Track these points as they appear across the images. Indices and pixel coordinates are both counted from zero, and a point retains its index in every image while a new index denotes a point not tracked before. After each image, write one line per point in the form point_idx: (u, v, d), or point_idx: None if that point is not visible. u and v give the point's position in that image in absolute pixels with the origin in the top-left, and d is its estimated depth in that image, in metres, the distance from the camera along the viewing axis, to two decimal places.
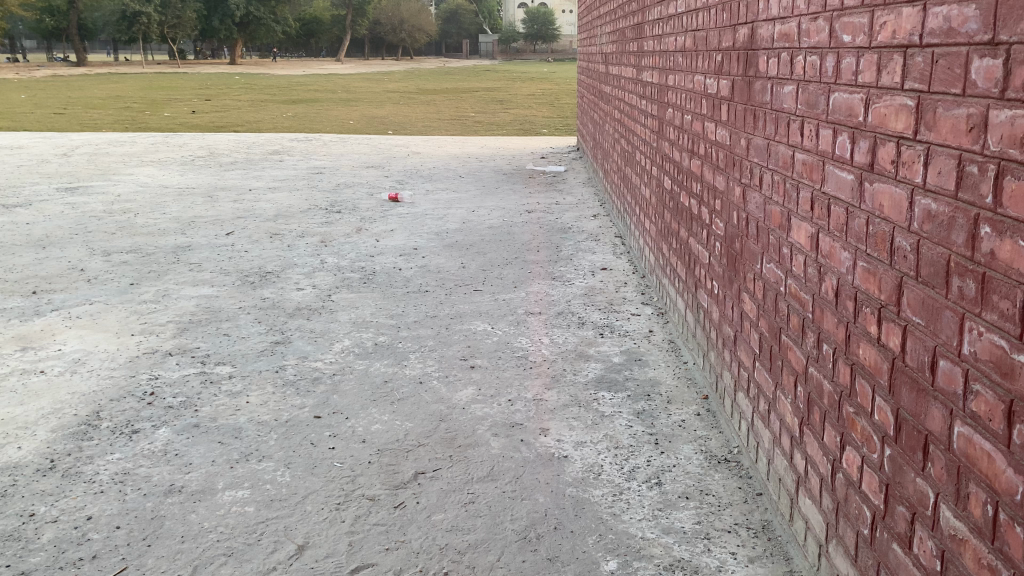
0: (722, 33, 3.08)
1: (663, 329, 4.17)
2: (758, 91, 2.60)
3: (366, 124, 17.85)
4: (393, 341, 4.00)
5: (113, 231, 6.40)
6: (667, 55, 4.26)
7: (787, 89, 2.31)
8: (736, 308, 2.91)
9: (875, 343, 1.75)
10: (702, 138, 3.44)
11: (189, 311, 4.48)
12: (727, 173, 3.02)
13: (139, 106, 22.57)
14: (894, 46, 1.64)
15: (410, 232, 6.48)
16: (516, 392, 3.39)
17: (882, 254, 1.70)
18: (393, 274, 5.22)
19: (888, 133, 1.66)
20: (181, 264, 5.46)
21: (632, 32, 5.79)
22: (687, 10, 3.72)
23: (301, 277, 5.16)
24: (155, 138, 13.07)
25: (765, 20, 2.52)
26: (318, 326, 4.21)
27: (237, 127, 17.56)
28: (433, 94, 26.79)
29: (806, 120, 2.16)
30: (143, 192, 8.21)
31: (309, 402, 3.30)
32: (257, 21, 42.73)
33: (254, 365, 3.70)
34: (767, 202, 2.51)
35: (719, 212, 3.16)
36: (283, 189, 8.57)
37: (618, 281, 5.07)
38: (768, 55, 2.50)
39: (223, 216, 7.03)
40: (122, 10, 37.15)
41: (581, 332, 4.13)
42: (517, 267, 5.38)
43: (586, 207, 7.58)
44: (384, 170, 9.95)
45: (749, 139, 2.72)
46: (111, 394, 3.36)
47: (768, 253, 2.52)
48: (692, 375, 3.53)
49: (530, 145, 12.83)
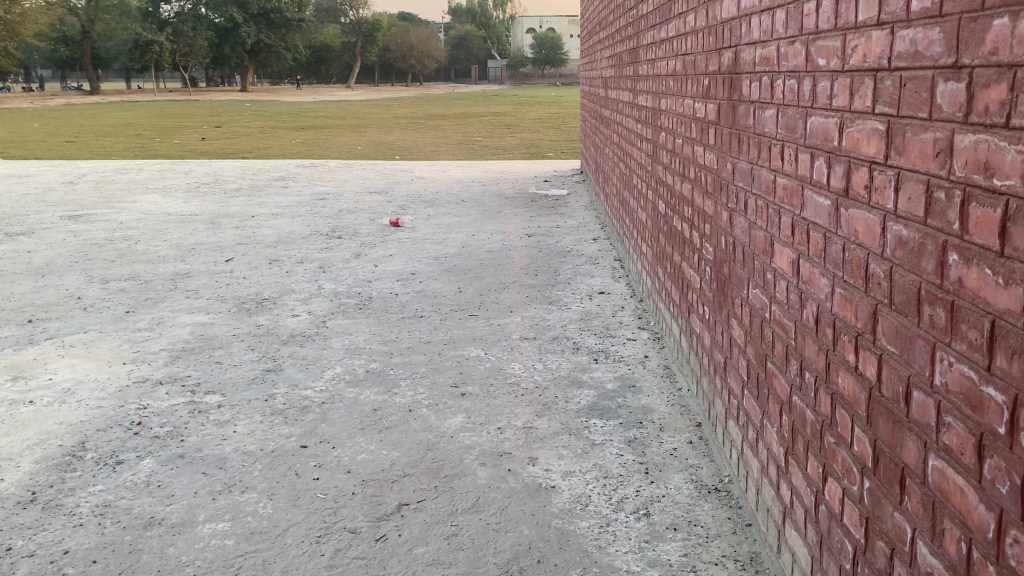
0: (708, 57, 3.07)
1: (658, 354, 4.12)
2: (741, 115, 2.57)
3: (373, 149, 17.97)
4: (385, 368, 3.98)
5: (113, 259, 6.43)
6: (660, 79, 4.25)
7: (768, 113, 2.28)
8: (726, 334, 2.87)
9: (854, 372, 1.71)
10: (693, 162, 3.41)
11: (183, 338, 4.47)
12: (715, 197, 2.99)
13: (149, 133, 22.81)
14: (865, 69, 1.61)
15: (409, 257, 6.48)
16: (506, 419, 3.35)
17: (858, 280, 1.66)
18: (389, 300, 5.21)
19: (862, 158, 1.63)
20: (178, 291, 5.47)
21: (628, 56, 5.81)
22: (677, 34, 3.72)
23: (297, 304, 5.16)
24: (161, 166, 13.17)
25: (747, 43, 2.50)
26: (311, 353, 4.19)
27: (245, 153, 17.72)
28: (440, 119, 27.05)
29: (786, 144, 2.13)
30: (146, 219, 8.26)
31: (297, 431, 3.27)
32: (267, 49, 43.23)
33: (243, 393, 3.68)
34: (752, 227, 2.48)
35: (708, 237, 3.13)
36: (286, 215, 8.61)
37: (615, 305, 5.03)
38: (750, 79, 2.48)
39: (223, 242, 7.05)
40: (133, 40, 37.67)
41: (575, 357, 4.09)
42: (514, 291, 5.36)
43: (586, 230, 7.57)
44: (387, 195, 9.97)
45: (734, 164, 2.69)
46: (98, 425, 3.33)
47: (753, 279, 2.48)
48: (685, 402, 3.48)
49: (534, 169, 12.86)
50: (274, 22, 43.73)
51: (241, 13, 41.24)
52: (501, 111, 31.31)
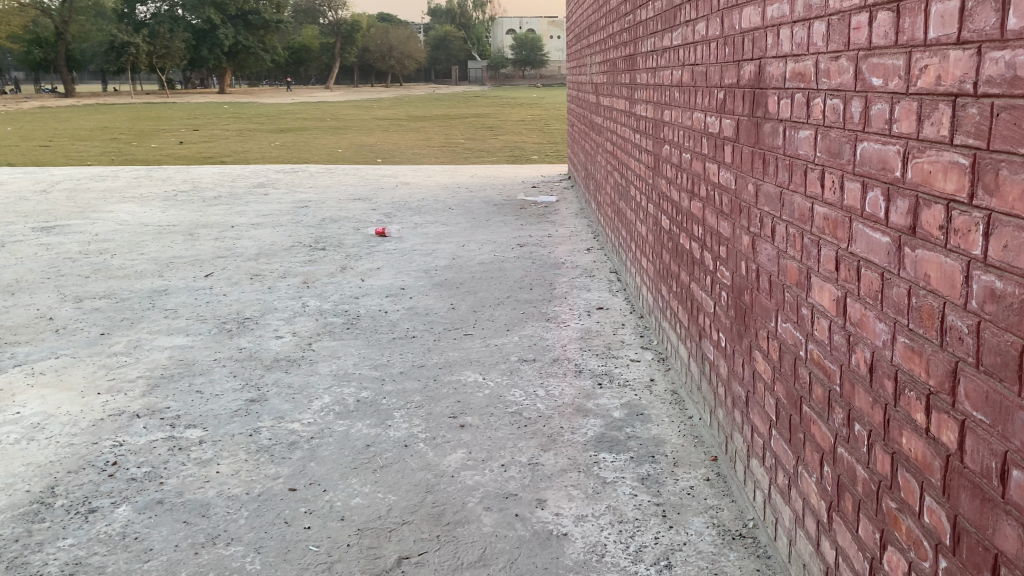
0: (724, 68, 2.87)
1: (664, 377, 3.92)
2: (768, 133, 2.38)
3: (355, 153, 17.69)
4: (377, 396, 3.75)
5: (87, 274, 6.14)
6: (662, 89, 4.07)
7: (803, 134, 2.09)
8: (748, 367, 2.68)
9: (923, 435, 1.52)
10: (704, 179, 3.22)
11: (161, 364, 4.22)
12: (733, 219, 2.79)
13: (125, 137, 22.38)
14: (939, 93, 1.42)
15: (397, 270, 6.24)
16: (509, 455, 3.14)
17: (930, 332, 1.47)
18: (378, 318, 4.98)
19: (935, 194, 1.44)
20: (156, 311, 5.20)
21: (622, 63, 5.62)
22: (683, 42, 3.53)
23: (281, 324, 4.91)
24: (137, 172, 12.83)
25: (775, 56, 2.30)
26: (297, 381, 3.96)
27: (224, 157, 17.39)
28: (423, 121, 26.77)
29: (827, 170, 1.93)
30: (122, 230, 7.97)
31: (285, 472, 3.04)
32: (245, 50, 42.74)
33: (226, 427, 3.44)
34: (781, 256, 2.29)
35: (724, 260, 2.93)
36: (267, 224, 8.33)
37: (615, 322, 4.83)
38: (779, 95, 2.29)
39: (202, 256, 6.78)
40: (109, 41, 37.13)
41: (578, 382, 3.88)
42: (509, 308, 5.15)
43: (578, 240, 7.36)
44: (372, 203, 9.73)
45: (758, 185, 2.50)
46: (69, 466, 3.08)
47: (783, 312, 2.29)
48: (698, 433, 3.28)
49: (521, 174, 12.64)
50: (252, 23, 43.29)
51: (219, 15, 40.77)
52: (484, 113, 31.05)
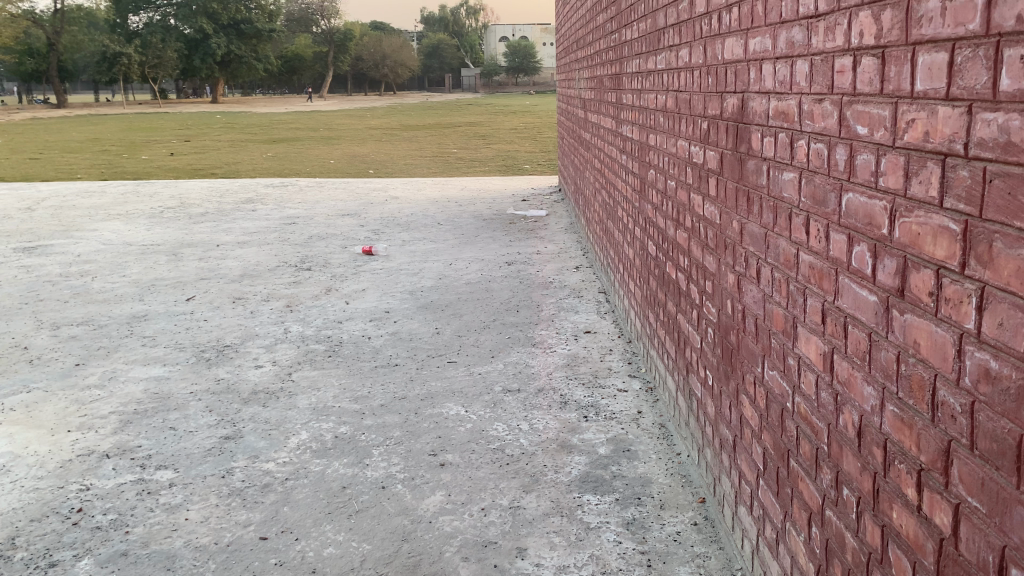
0: (707, 98, 2.78)
1: (652, 409, 3.82)
2: (751, 171, 2.28)
3: (347, 163, 17.55)
4: (356, 433, 3.63)
5: (66, 299, 6.03)
6: (647, 112, 3.99)
7: (787, 176, 1.99)
8: (734, 410, 2.57)
9: (915, 512, 1.41)
10: (689, 210, 3.12)
11: (136, 398, 4.10)
12: (718, 254, 2.70)
13: (117, 149, 22.27)
14: (927, 150, 1.32)
15: (383, 292, 6.13)
16: (490, 497, 3.03)
17: (920, 403, 1.37)
18: (361, 345, 4.87)
19: (924, 258, 1.34)
20: (134, 338, 5.09)
21: (609, 82, 5.54)
22: (667, 66, 3.44)
23: (261, 351, 4.80)
24: (124, 188, 12.69)
25: (758, 92, 2.21)
26: (275, 415, 3.84)
27: (215, 169, 17.23)
28: (416, 130, 26.68)
29: (813, 218, 1.84)
30: (104, 251, 7.85)
31: (256, 519, 2.93)
32: (237, 61, 42.62)
33: (199, 468, 3.33)
34: (766, 300, 2.20)
35: (710, 296, 2.83)
36: (253, 243, 8.22)
37: (603, 347, 4.73)
38: (762, 132, 2.19)
39: (185, 278, 6.67)
40: (102, 53, 37.03)
41: (563, 415, 3.77)
42: (495, 332, 5.04)
43: (567, 257, 7.26)
44: (359, 219, 9.61)
45: (742, 223, 2.40)
46: (30, 514, 2.97)
47: (770, 359, 2.18)
48: (686, 472, 3.18)
49: (512, 186, 12.53)
50: (244, 33, 43.19)
51: (211, 26, 40.70)
52: (476, 122, 30.90)
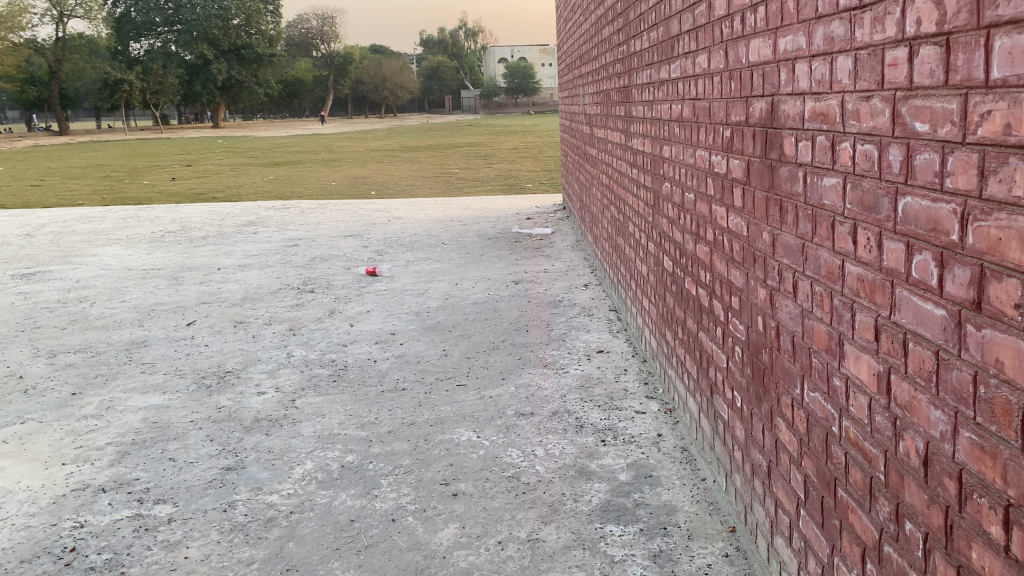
0: (729, 104, 2.65)
1: (672, 432, 3.66)
2: (785, 178, 2.14)
3: (350, 185, 17.45)
4: (363, 461, 3.47)
5: (64, 326, 5.87)
6: (660, 123, 3.86)
7: (829, 181, 1.85)
8: (768, 434, 2.41)
9: (1001, 553, 1.25)
10: (711, 222, 2.97)
11: (134, 428, 3.95)
12: (746, 269, 2.55)
13: (118, 174, 22.27)
14: (1008, 145, 1.18)
15: (388, 313, 5.98)
16: (506, 530, 2.87)
17: (1006, 430, 1.22)
18: (366, 369, 4.71)
19: (1007, 266, 1.19)
20: (133, 365, 4.94)
21: (616, 95, 5.43)
22: (682, 74, 3.32)
23: (264, 377, 4.65)
24: (125, 212, 12.59)
25: (791, 94, 2.07)
26: (278, 444, 3.68)
27: (217, 192, 17.18)
28: (417, 151, 26.64)
29: (861, 226, 1.69)
30: (104, 276, 7.72)
31: (259, 556, 2.77)
32: (238, 86, 42.75)
33: (199, 502, 3.16)
34: (804, 316, 2.05)
35: (737, 313, 2.68)
36: (254, 266, 8.09)
37: (617, 367, 4.57)
38: (796, 137, 2.05)
39: (186, 302, 6.53)
40: (104, 79, 37.18)
41: (580, 439, 3.60)
42: (504, 353, 4.88)
43: (575, 275, 7.11)
44: (362, 240, 9.48)
45: (774, 234, 2.26)
46: (21, 555, 2.80)
47: (810, 379, 2.03)
48: (713, 499, 3.01)
49: (516, 204, 12.41)
50: (245, 58, 43.38)
51: (211, 51, 40.87)
52: (477, 141, 30.92)
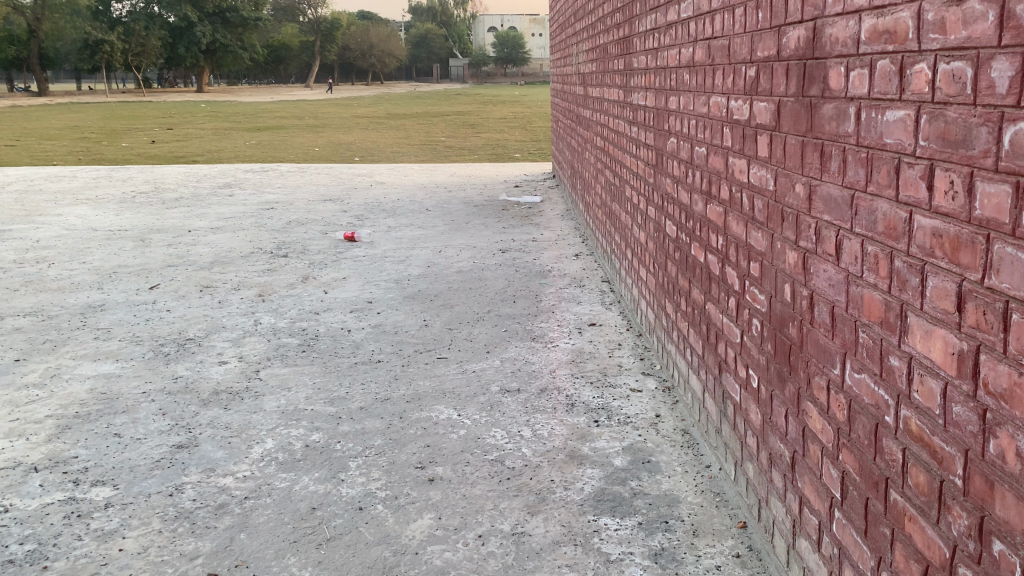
0: (755, 38, 2.29)
1: (671, 412, 3.34)
2: (830, 117, 1.79)
3: (334, 151, 16.95)
4: (330, 441, 3.12)
5: (16, 288, 5.47)
6: (666, 71, 3.50)
7: (894, 115, 1.49)
8: (794, 420, 2.09)
9: None
10: (726, 178, 2.63)
11: (79, 399, 3.57)
12: (771, 228, 2.21)
13: (96, 136, 21.67)
14: None
15: (366, 280, 5.61)
16: (488, 522, 2.53)
17: None
18: (339, 338, 4.35)
19: None
20: (86, 331, 4.55)
21: (614, 48, 5.06)
22: (694, 13, 2.96)
23: (227, 345, 4.28)
24: (96, 172, 12.08)
25: (843, 13, 1.71)
26: (237, 420, 3.33)
27: (196, 155, 16.62)
28: (404, 119, 26.12)
29: (940, 167, 1.35)
30: (66, 236, 7.28)
31: (205, 549, 2.42)
32: (223, 49, 41.79)
33: (143, 485, 2.80)
34: (850, 282, 1.71)
35: (758, 280, 2.34)
36: (227, 228, 7.67)
37: (611, 341, 4.23)
38: (847, 65, 1.70)
39: (151, 265, 6.13)
40: (83, 39, 36.17)
41: (570, 419, 3.27)
42: (489, 324, 4.53)
43: (565, 244, 6.76)
44: (342, 204, 9.06)
45: (812, 186, 1.91)
46: None
47: (855, 358, 1.70)
48: (721, 490, 2.69)
49: (504, 172, 12.00)
50: (231, 21, 42.39)
51: (195, 12, 39.83)
52: (465, 111, 30.39)
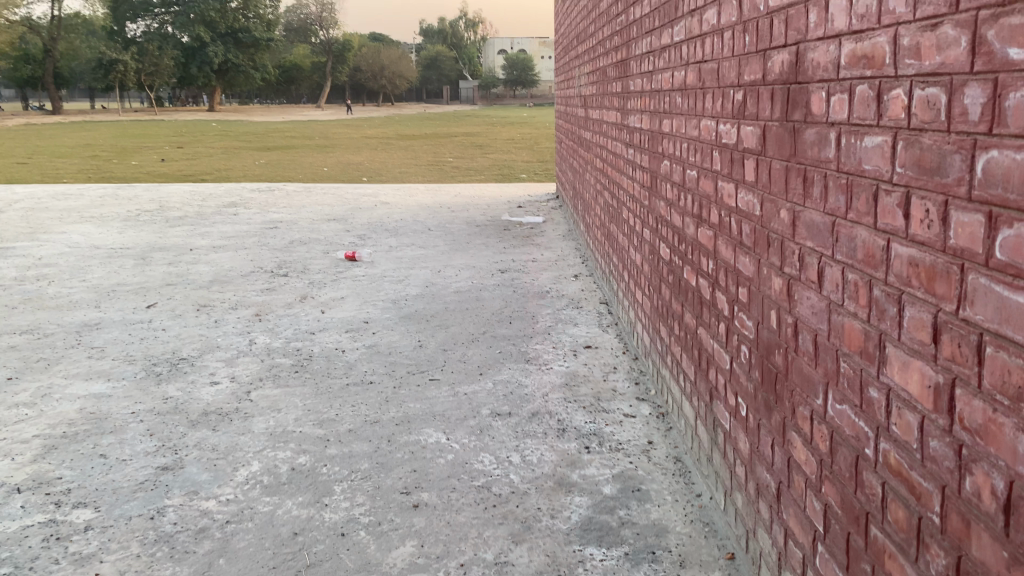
0: (743, 61, 2.27)
1: (664, 438, 3.29)
2: (813, 142, 1.76)
3: (341, 170, 17.01)
4: (316, 464, 3.08)
5: (14, 305, 5.47)
6: (660, 94, 3.49)
7: (872, 141, 1.47)
8: (779, 450, 2.04)
9: None
10: (715, 202, 2.60)
11: (68, 418, 3.55)
12: (758, 254, 2.18)
13: (106, 154, 21.82)
14: None
15: (363, 300, 5.59)
16: (471, 550, 2.49)
17: None
18: (333, 359, 4.32)
19: None
20: (81, 349, 4.53)
21: (613, 70, 5.05)
22: (686, 36, 2.95)
23: (220, 365, 4.26)
24: (103, 190, 12.15)
25: (824, 37, 1.68)
26: (224, 442, 3.30)
27: (204, 174, 16.71)
28: (412, 139, 26.26)
29: (916, 195, 1.31)
30: (68, 254, 7.30)
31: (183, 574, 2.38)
32: (234, 69, 42.17)
33: (124, 507, 2.77)
34: (832, 310, 1.67)
35: (745, 306, 2.30)
36: (229, 247, 7.68)
37: (607, 365, 4.19)
38: (828, 89, 1.67)
39: (150, 284, 6.13)
40: (97, 59, 36.54)
41: (561, 445, 3.22)
42: (484, 346, 4.50)
43: (566, 265, 6.73)
44: (345, 224, 9.07)
45: (795, 211, 1.88)
46: None
47: (836, 388, 1.66)
48: (710, 520, 2.64)
49: (509, 192, 12.01)
50: (243, 42, 42.80)
51: (208, 33, 40.22)
52: (473, 131, 30.52)
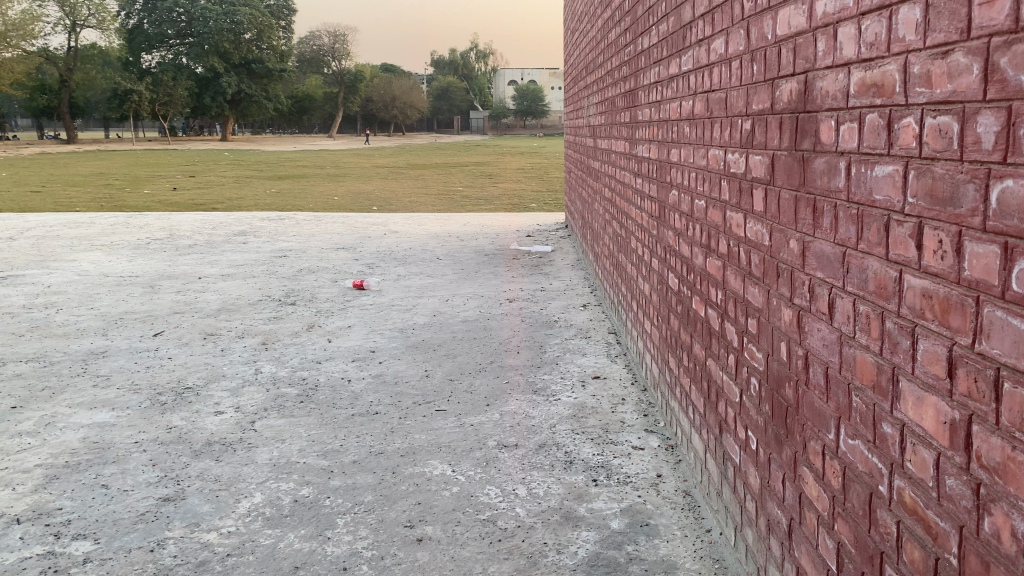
0: (751, 91, 2.25)
1: (673, 471, 3.23)
2: (822, 172, 1.73)
3: (350, 200, 17.08)
4: (319, 496, 3.04)
5: (22, 333, 5.47)
6: (668, 123, 3.48)
7: (882, 170, 1.44)
8: (791, 485, 1.99)
9: None
10: (724, 232, 2.57)
11: (71, 448, 3.52)
12: (767, 284, 2.14)
13: (118, 182, 21.97)
14: None
15: (370, 329, 5.57)
16: None
17: None
18: (339, 389, 4.29)
19: None
20: (86, 378, 4.52)
21: (621, 100, 5.06)
22: (693, 66, 2.95)
23: (225, 395, 4.23)
24: (115, 219, 12.21)
25: (833, 65, 1.66)
26: (227, 472, 3.26)
27: (215, 203, 16.80)
28: (422, 169, 26.39)
29: (929, 225, 1.28)
30: (77, 282, 7.31)
31: None
32: (247, 100, 42.61)
33: (124, 539, 2.73)
34: (843, 342, 1.63)
35: (755, 338, 2.27)
36: (237, 276, 7.67)
37: (615, 396, 4.14)
38: (837, 118, 1.65)
39: (158, 312, 6.12)
40: (112, 89, 36.98)
41: (568, 478, 3.17)
42: (490, 376, 4.46)
43: (574, 294, 6.70)
44: (354, 253, 9.08)
45: (805, 241, 1.85)
46: None
47: (849, 422, 1.61)
48: (721, 556, 2.58)
49: (517, 222, 12.02)
50: (256, 73, 43.31)
51: (222, 64, 40.72)
52: (483, 161, 30.69)
